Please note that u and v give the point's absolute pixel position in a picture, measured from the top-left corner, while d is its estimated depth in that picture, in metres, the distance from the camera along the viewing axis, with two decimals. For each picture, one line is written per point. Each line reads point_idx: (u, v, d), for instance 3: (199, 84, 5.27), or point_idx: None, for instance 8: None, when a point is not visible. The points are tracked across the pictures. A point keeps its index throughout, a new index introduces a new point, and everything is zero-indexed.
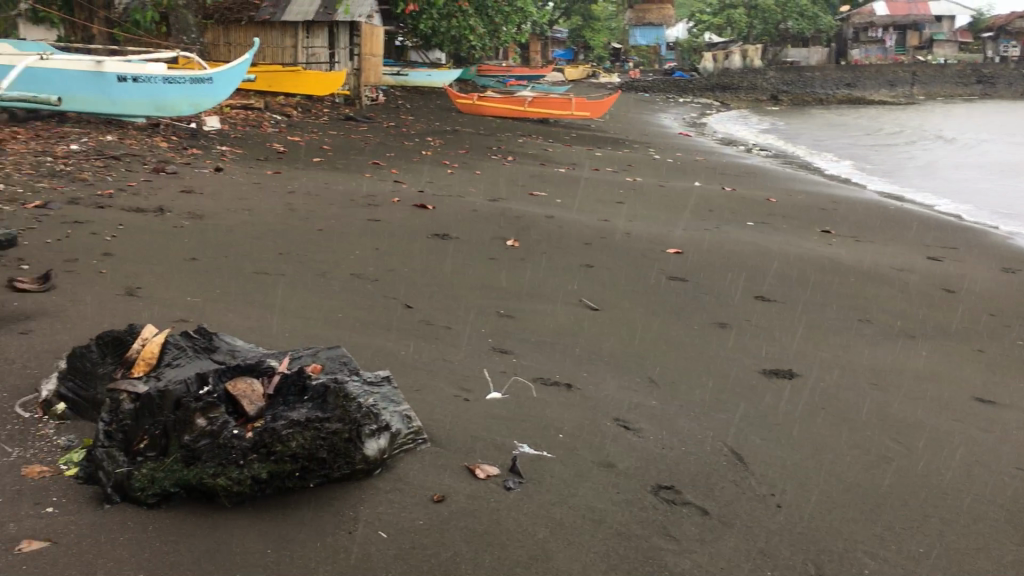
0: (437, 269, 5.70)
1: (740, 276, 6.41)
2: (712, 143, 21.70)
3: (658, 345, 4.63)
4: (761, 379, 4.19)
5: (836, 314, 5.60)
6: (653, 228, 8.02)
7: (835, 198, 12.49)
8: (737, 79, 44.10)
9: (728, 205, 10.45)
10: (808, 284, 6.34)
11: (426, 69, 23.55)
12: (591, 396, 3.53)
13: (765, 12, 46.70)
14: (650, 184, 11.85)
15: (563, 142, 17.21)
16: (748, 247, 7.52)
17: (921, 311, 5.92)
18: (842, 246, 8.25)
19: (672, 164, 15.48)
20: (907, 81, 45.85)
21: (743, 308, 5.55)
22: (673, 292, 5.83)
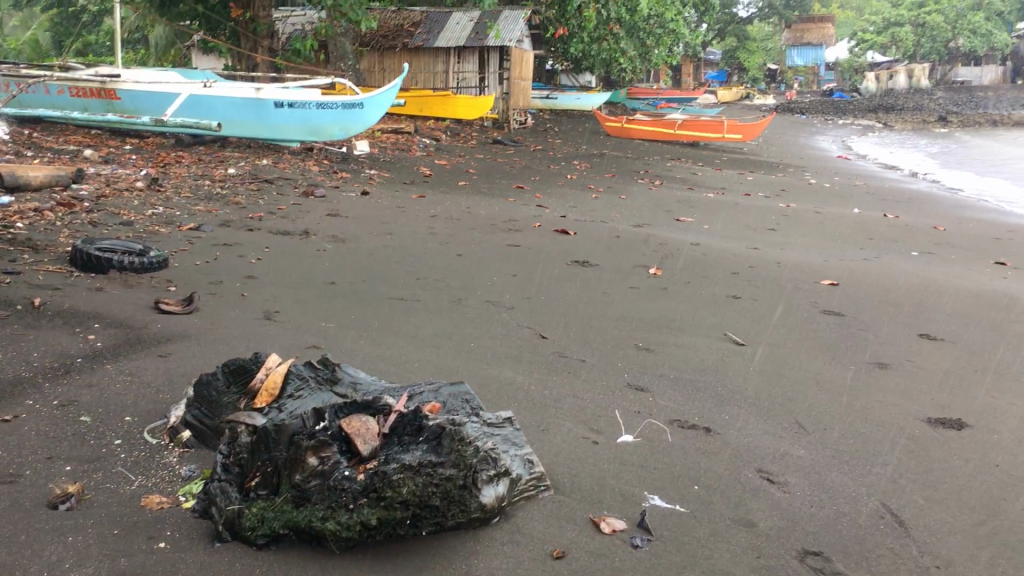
0: (574, 299, 5.54)
1: (902, 312, 5.94)
2: (874, 167, 20.67)
3: (808, 386, 4.31)
4: (923, 429, 3.81)
5: (1012, 358, 5.09)
6: (806, 257, 7.60)
7: (1010, 227, 11.59)
8: (902, 101, 42.13)
9: (890, 233, 9.84)
10: (980, 322, 5.81)
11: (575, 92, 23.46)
12: (732, 442, 3.28)
13: (934, 30, 44.53)
14: (805, 211, 11.32)
15: (713, 166, 16.79)
16: (911, 280, 7.00)
17: None
18: (1017, 280, 7.58)
19: (830, 189, 14.80)
20: None
21: (906, 348, 5.13)
22: (827, 328, 5.46)
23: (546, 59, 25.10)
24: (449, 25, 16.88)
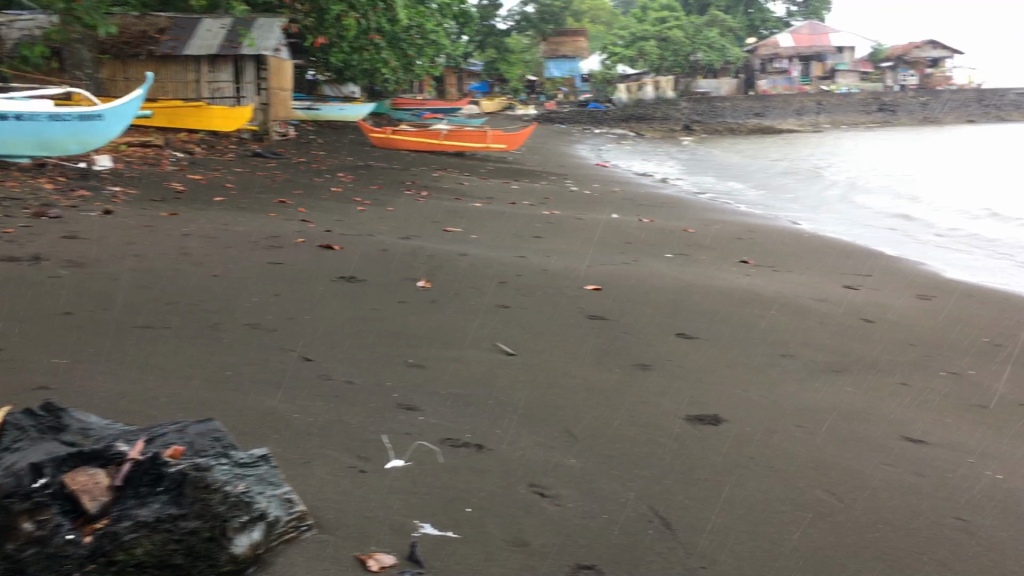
0: (340, 317, 5.33)
1: (659, 312, 6.19)
2: (629, 174, 21.78)
3: (576, 392, 4.35)
4: (683, 426, 3.94)
5: (758, 351, 5.42)
6: (569, 263, 7.80)
7: (749, 227, 12.57)
8: (651, 110, 44.94)
9: (645, 237, 10.35)
10: (729, 318, 6.16)
11: (338, 103, 23.19)
12: (504, 457, 3.23)
13: (676, 44, 48.31)
14: (566, 217, 11.70)
15: (479, 176, 17.06)
16: (666, 281, 7.34)
17: (842, 344, 5.79)
18: (758, 276, 8.16)
19: (589, 195, 15.43)
20: (813, 110, 47.66)
21: (665, 348, 5.33)
22: (592, 332, 5.58)
23: (307, 69, 24.56)
24: (199, 32, 16.06)
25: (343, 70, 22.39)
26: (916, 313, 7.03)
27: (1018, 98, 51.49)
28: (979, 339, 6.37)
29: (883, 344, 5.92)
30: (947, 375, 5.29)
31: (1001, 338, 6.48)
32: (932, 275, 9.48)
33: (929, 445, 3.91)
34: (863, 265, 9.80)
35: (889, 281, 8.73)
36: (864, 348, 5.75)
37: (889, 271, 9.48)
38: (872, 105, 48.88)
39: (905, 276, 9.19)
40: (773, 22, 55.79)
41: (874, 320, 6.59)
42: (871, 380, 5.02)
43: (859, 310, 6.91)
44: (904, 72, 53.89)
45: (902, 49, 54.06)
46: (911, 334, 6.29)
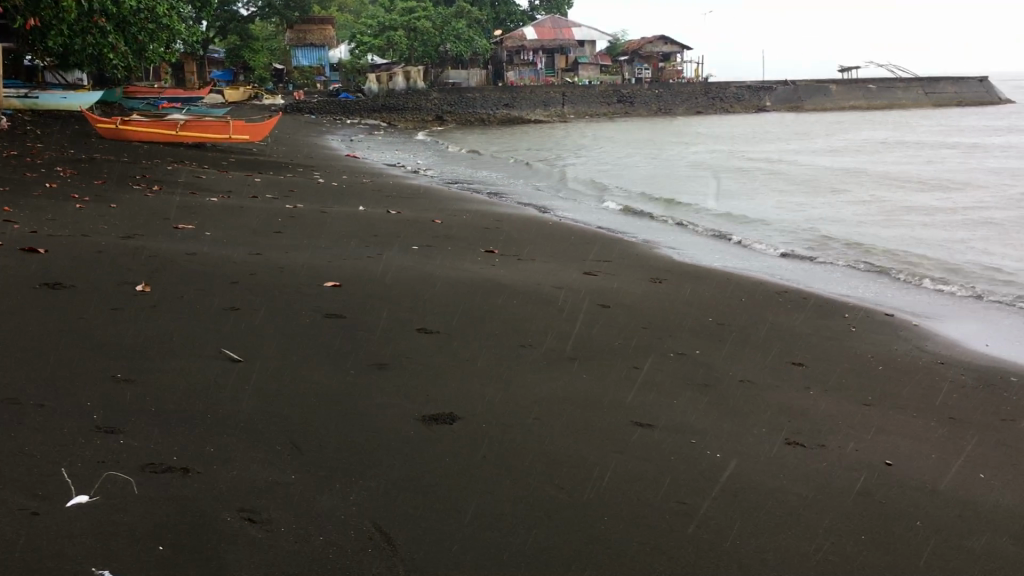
0: (37, 329, 4.74)
1: (401, 306, 6.02)
2: (380, 165, 21.54)
3: (307, 399, 4.09)
4: (416, 428, 3.80)
5: (499, 342, 5.38)
6: (309, 258, 7.46)
7: (497, 216, 12.73)
8: (402, 100, 44.95)
9: (392, 229, 10.16)
10: (471, 309, 6.09)
11: (60, 90, 21.32)
12: (214, 480, 2.93)
13: (424, 35, 48.77)
14: (311, 210, 11.31)
15: (220, 168, 16.23)
16: (410, 273, 7.19)
17: (580, 331, 5.88)
18: (503, 266, 8.21)
19: (337, 187, 15.09)
20: (558, 101, 49.62)
21: (405, 345, 5.16)
22: (328, 331, 5.30)
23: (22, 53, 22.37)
24: None
25: (64, 55, 20.61)
26: (648, 296, 7.32)
27: (737, 91, 56.23)
28: (705, 320, 6.71)
29: (619, 329, 6.07)
30: (674, 356, 5.51)
31: (724, 317, 6.88)
32: (664, 259, 9.99)
33: (654, 429, 4.00)
34: (603, 251, 10.15)
35: (626, 265, 9.09)
36: (599, 334, 5.87)
37: (626, 255, 9.87)
38: (611, 97, 51.70)
39: (641, 260, 9.62)
40: (521, 17, 58.10)
41: (611, 306, 6.78)
42: (605, 366, 5.11)
43: (596, 296, 7.07)
44: (640, 66, 57.32)
45: (637, 43, 57.38)
46: (645, 318, 6.52)
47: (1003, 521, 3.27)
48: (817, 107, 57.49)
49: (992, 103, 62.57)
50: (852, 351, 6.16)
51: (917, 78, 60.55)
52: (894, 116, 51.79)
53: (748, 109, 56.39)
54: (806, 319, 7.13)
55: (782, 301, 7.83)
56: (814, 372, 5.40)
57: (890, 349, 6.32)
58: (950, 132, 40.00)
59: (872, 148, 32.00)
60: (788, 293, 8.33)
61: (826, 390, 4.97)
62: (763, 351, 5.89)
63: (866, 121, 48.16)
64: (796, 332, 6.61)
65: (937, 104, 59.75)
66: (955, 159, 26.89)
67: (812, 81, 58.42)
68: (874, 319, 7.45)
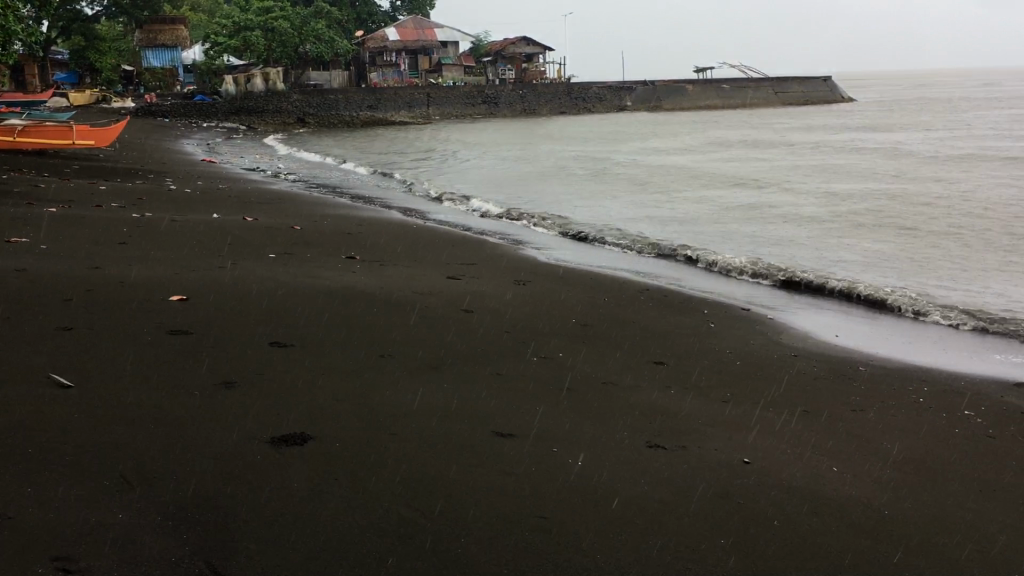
0: None
1: (253, 317, 5.73)
2: (239, 170, 20.81)
3: (144, 425, 3.79)
4: (265, 452, 3.58)
5: (356, 353, 5.18)
6: (154, 270, 7.03)
7: (359, 220, 12.45)
8: (262, 103, 43.74)
9: (248, 236, 9.75)
10: (327, 318, 5.86)
11: None
12: (31, 529, 2.66)
13: (282, 35, 47.67)
14: (161, 218, 10.76)
15: (63, 176, 15.32)
16: (264, 282, 6.87)
17: (441, 338, 5.74)
18: (363, 272, 7.97)
19: (190, 193, 14.47)
20: (423, 102, 49.39)
21: (256, 360, 4.89)
22: (172, 348, 4.98)
23: None
24: None
25: None
26: (512, 299, 7.24)
27: (599, 92, 57.34)
28: (568, 321, 6.68)
29: (481, 335, 5.96)
30: (537, 360, 5.44)
31: (588, 317, 6.87)
32: (529, 259, 9.96)
33: (515, 438, 3.91)
34: (467, 253, 10.03)
35: (490, 267, 9.01)
36: (461, 340, 5.75)
37: (491, 257, 9.79)
38: (476, 97, 51.84)
39: (506, 261, 9.56)
40: (382, 18, 57.67)
41: (474, 310, 6.66)
42: (466, 374, 4.99)
43: (459, 300, 6.94)
44: (503, 67, 57.69)
45: (499, 45, 57.72)
46: (508, 321, 6.43)
47: (853, 513, 3.33)
48: (675, 107, 59.24)
49: (836, 103, 66.02)
50: (711, 347, 6.24)
51: (766, 78, 63.23)
52: (746, 114, 53.94)
53: (610, 109, 57.56)
54: (668, 316, 7.21)
55: (645, 299, 7.90)
56: (675, 371, 5.43)
57: (748, 344, 6.45)
58: (799, 130, 41.92)
59: (727, 146, 33.19)
60: (650, 290, 8.43)
61: (686, 389, 5.00)
62: (625, 351, 5.89)
63: (721, 120, 49.94)
64: (658, 330, 6.66)
65: (786, 103, 62.58)
66: (804, 156, 28.13)
67: (670, 82, 60.17)
68: (732, 313, 7.61)
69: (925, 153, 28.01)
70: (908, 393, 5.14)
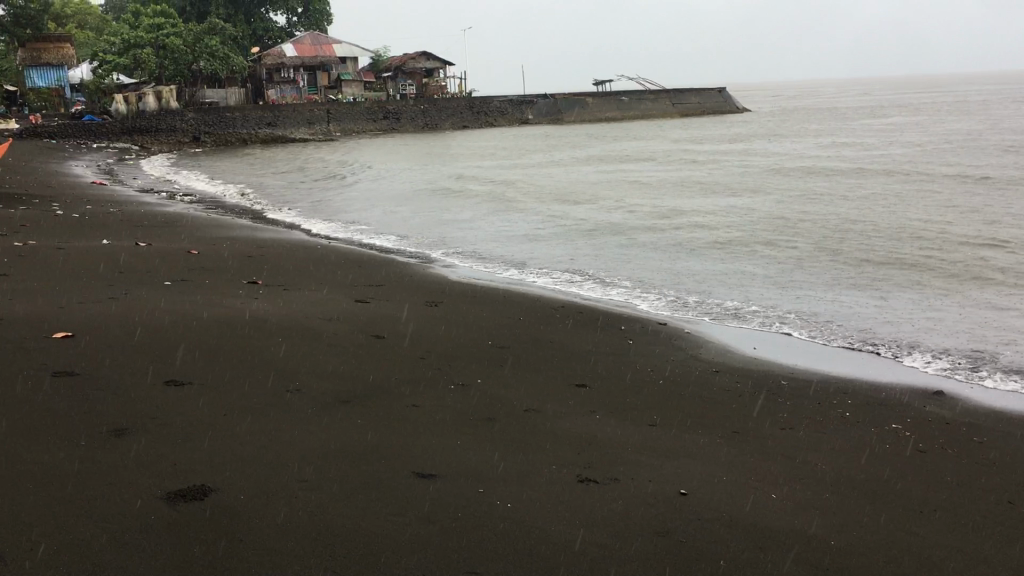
0: None
1: (147, 352, 5.29)
2: (131, 191, 19.93)
3: (19, 486, 3.38)
4: (168, 508, 3.24)
5: (261, 389, 4.82)
6: (36, 304, 6.48)
7: (261, 242, 11.98)
8: (155, 122, 42.34)
9: (140, 263, 9.20)
10: (229, 351, 5.46)
11: None
12: None
13: (174, 52, 46.30)
14: (45, 246, 10.08)
15: None
16: (159, 314, 6.41)
17: (352, 368, 5.42)
18: (266, 299, 7.56)
19: (78, 219, 13.72)
20: (323, 119, 48.59)
21: (151, 402, 4.49)
22: (55, 392, 4.52)
23: None
24: None
25: None
26: (426, 323, 6.95)
27: (501, 105, 57.48)
28: (485, 344, 6.43)
29: (395, 363, 5.67)
30: (456, 388, 5.18)
31: (505, 339, 6.64)
32: (438, 278, 9.70)
33: (438, 478, 3.65)
34: (376, 274, 9.70)
35: (400, 288, 8.71)
36: (374, 369, 5.45)
37: (400, 277, 9.49)
38: (378, 113, 51.30)
39: (416, 281, 9.28)
40: (278, 33, 56.67)
41: (386, 335, 6.36)
42: (381, 408, 4.69)
43: (370, 326, 6.63)
44: (403, 82, 57.28)
45: (399, 60, 57.30)
46: (422, 347, 6.15)
47: (798, 545, 3.19)
48: (576, 119, 59.83)
49: (730, 113, 67.82)
50: (632, 365, 6.10)
51: (664, 89, 64.42)
52: (645, 125, 54.83)
53: (512, 122, 57.74)
54: (586, 335, 7.04)
55: (561, 317, 7.71)
56: (599, 394, 5.25)
57: (669, 361, 6.34)
58: (698, 139, 42.74)
59: (628, 157, 33.58)
60: (566, 306, 8.27)
61: (613, 415, 4.82)
62: (546, 374, 5.69)
63: (622, 131, 50.60)
64: (578, 350, 6.48)
65: (684, 113, 63.91)
66: (704, 166, 28.62)
67: (571, 94, 60.73)
68: (650, 329, 7.50)
69: (817, 161, 28.83)
70: (834, 409, 5.08)
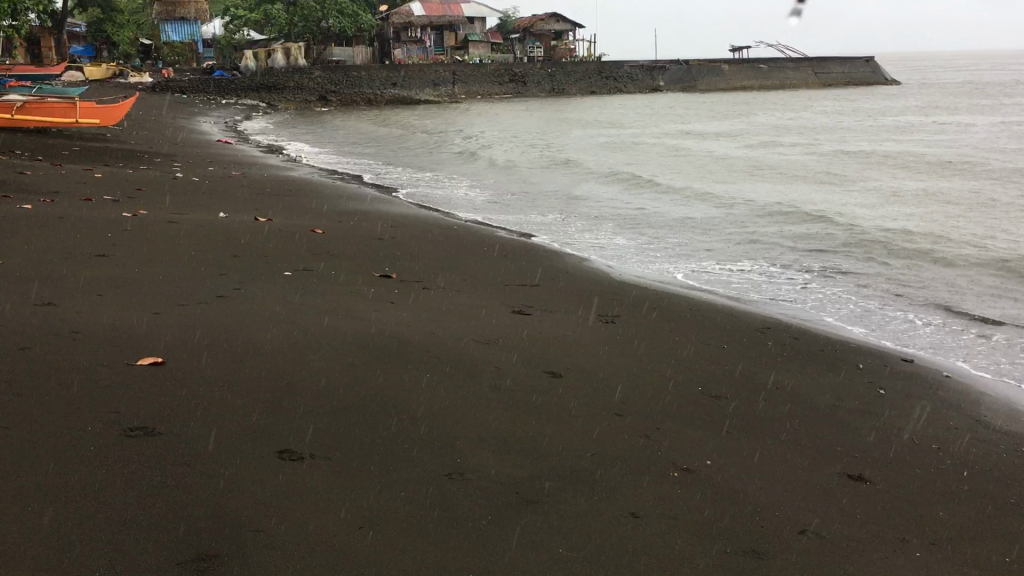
0: None
1: (254, 398, 3.89)
2: (256, 152, 19.04)
3: None
4: None
5: (410, 475, 3.37)
6: (124, 307, 5.18)
7: (391, 219, 10.62)
8: (282, 79, 42.11)
9: (262, 246, 7.95)
10: (359, 401, 4.01)
11: None
12: None
13: (304, 9, 45.86)
14: (156, 218, 8.93)
15: (61, 160, 13.57)
16: (274, 327, 5.04)
17: (528, 431, 3.94)
18: (405, 304, 6.13)
19: (200, 182, 12.72)
20: (449, 81, 47.36)
21: (262, 494, 3.10)
22: (125, 470, 3.16)
23: None
24: None
25: None
26: (608, 352, 5.39)
27: (631, 71, 55.18)
28: (692, 389, 4.83)
29: (587, 422, 4.15)
30: (678, 477, 3.64)
31: (716, 381, 5.01)
32: (601, 275, 8.13)
33: None
34: (525, 268, 8.15)
35: (560, 291, 7.17)
36: (560, 433, 3.96)
37: (558, 274, 7.92)
38: (504, 76, 49.75)
39: (579, 280, 7.74)
40: None
41: (562, 372, 4.84)
42: (581, 520, 3.18)
43: (540, 355, 5.12)
44: (531, 43, 55.46)
45: (528, 22, 55.68)
46: (612, 393, 4.60)
47: None
48: (710, 87, 57.06)
49: (875, 84, 63.51)
50: (901, 437, 4.43)
51: (806, 57, 60.71)
52: (785, 96, 51.52)
53: (642, 90, 55.38)
54: (817, 375, 5.37)
55: (771, 343, 6.05)
56: (888, 500, 3.63)
57: (949, 432, 4.60)
58: (848, 114, 39.63)
59: (774, 132, 30.97)
60: (769, 326, 6.55)
61: (939, 556, 3.17)
62: (795, 452, 4.07)
63: (760, 103, 47.75)
64: (814, 404, 4.84)
65: (825, 84, 60.25)
66: (865, 146, 25.92)
67: (705, 61, 57.96)
68: (896, 368, 5.72)
69: (994, 146, 25.78)
70: None
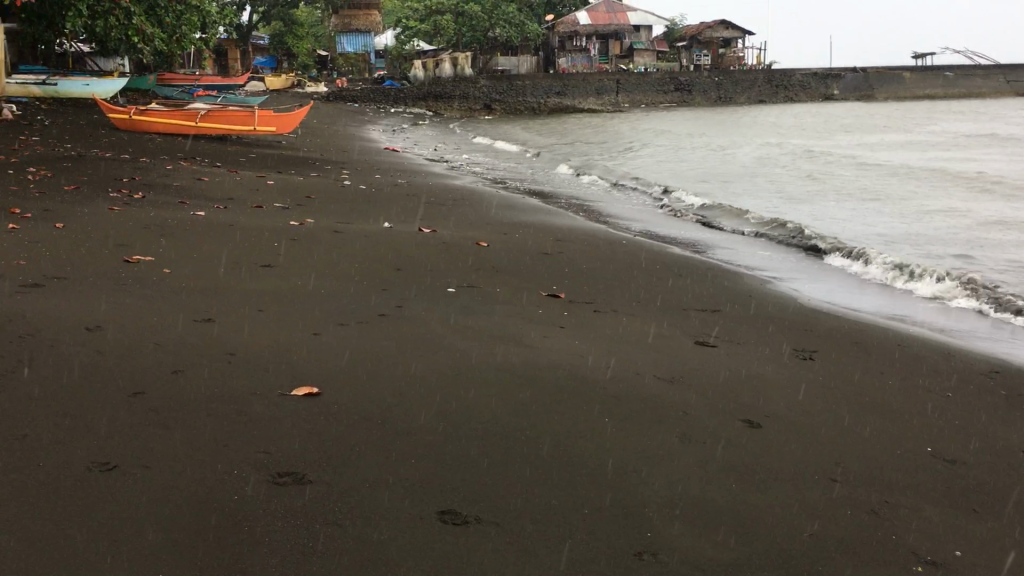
0: None
1: (415, 444, 3.44)
2: (420, 160, 19.07)
3: None
4: None
5: (594, 552, 2.82)
6: (283, 326, 4.90)
7: (555, 232, 10.14)
8: (449, 87, 42.74)
9: (425, 259, 7.62)
10: (532, 452, 3.49)
11: (82, 76, 20.10)
12: None
13: (472, 19, 46.32)
14: (322, 227, 8.80)
15: (237, 167, 13.88)
16: (437, 355, 4.60)
17: (731, 499, 3.32)
18: (577, 329, 5.59)
19: (366, 190, 12.69)
20: (613, 89, 46.68)
21: (423, 567, 2.63)
22: (272, 528, 2.75)
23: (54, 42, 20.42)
24: None
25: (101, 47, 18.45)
26: (809, 397, 4.67)
27: (803, 78, 52.81)
28: (920, 451, 4.05)
29: (798, 490, 3.47)
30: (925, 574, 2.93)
31: (946, 441, 4.21)
32: (786, 300, 7.35)
33: None
34: (702, 290, 7.47)
35: (744, 319, 6.47)
36: (770, 505, 3.31)
37: (740, 299, 7.20)
38: (670, 85, 48.59)
39: (763, 305, 7.00)
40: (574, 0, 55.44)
41: (760, 422, 4.17)
42: None
43: (732, 398, 4.46)
44: (698, 51, 54.04)
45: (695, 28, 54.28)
46: (822, 451, 3.91)
47: None
48: (889, 95, 53.86)
49: None
50: None
51: (997, 65, 56.46)
52: (974, 105, 48.02)
53: (815, 98, 52.92)
54: None
55: (1002, 391, 5.14)
56: None
57: None
58: None
59: (964, 144, 28.71)
60: (996, 369, 5.62)
61: None
62: None
63: (947, 113, 44.60)
64: None
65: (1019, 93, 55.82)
66: None
67: (884, 69, 55.14)
68: None
69: None
70: None
